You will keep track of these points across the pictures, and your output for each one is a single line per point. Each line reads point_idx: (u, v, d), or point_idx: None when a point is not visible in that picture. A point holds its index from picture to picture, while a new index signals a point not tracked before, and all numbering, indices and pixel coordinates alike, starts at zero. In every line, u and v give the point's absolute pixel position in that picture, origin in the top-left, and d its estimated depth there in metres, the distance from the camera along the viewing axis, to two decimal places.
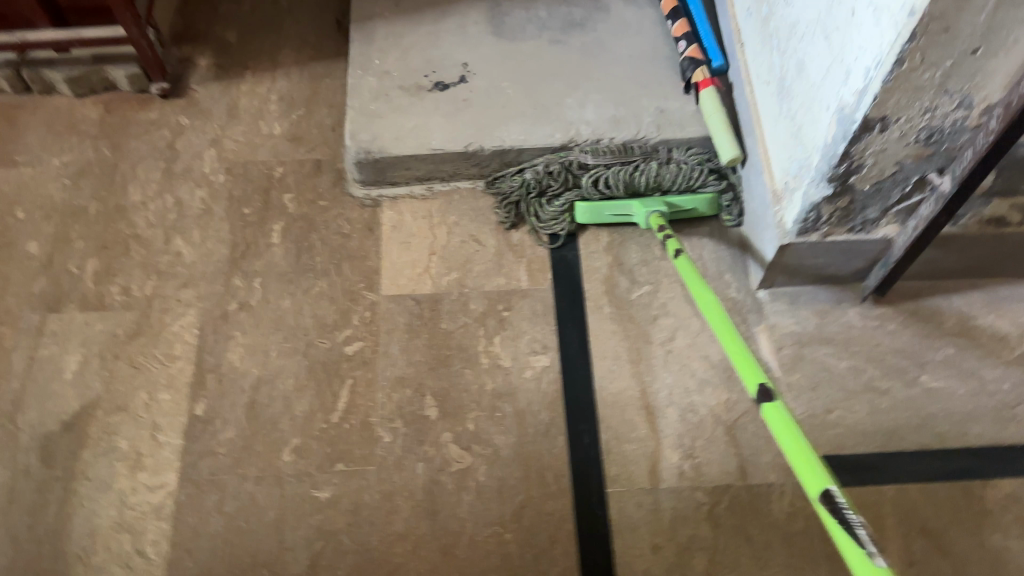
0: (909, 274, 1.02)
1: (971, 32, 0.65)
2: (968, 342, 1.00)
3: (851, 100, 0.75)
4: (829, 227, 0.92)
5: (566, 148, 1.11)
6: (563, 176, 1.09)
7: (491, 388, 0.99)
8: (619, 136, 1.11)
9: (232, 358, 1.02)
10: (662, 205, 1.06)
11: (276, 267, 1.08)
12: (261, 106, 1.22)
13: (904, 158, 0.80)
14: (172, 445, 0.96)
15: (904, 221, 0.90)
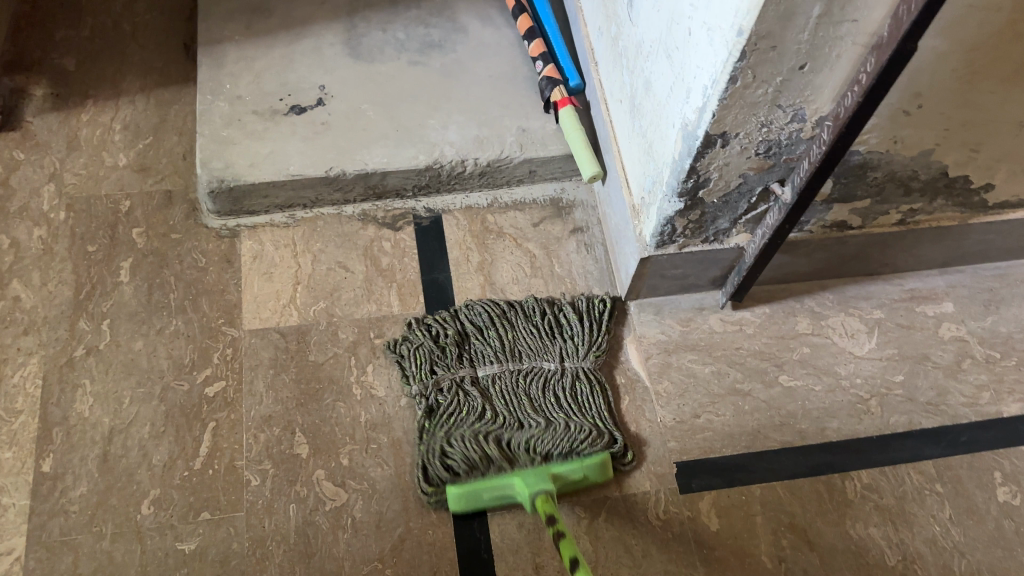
0: (765, 278, 1.07)
1: (797, 50, 0.68)
2: (822, 341, 1.05)
3: (693, 115, 0.78)
4: (684, 239, 0.95)
5: (431, 170, 1.10)
6: (446, 403, 0.96)
7: (365, 419, 0.96)
8: (516, 366, 0.99)
9: (81, 408, 0.95)
10: (547, 480, 0.88)
11: (126, 307, 1.02)
12: (105, 137, 1.15)
13: (746, 170, 0.84)
14: (16, 507, 0.89)
15: (754, 232, 0.94)
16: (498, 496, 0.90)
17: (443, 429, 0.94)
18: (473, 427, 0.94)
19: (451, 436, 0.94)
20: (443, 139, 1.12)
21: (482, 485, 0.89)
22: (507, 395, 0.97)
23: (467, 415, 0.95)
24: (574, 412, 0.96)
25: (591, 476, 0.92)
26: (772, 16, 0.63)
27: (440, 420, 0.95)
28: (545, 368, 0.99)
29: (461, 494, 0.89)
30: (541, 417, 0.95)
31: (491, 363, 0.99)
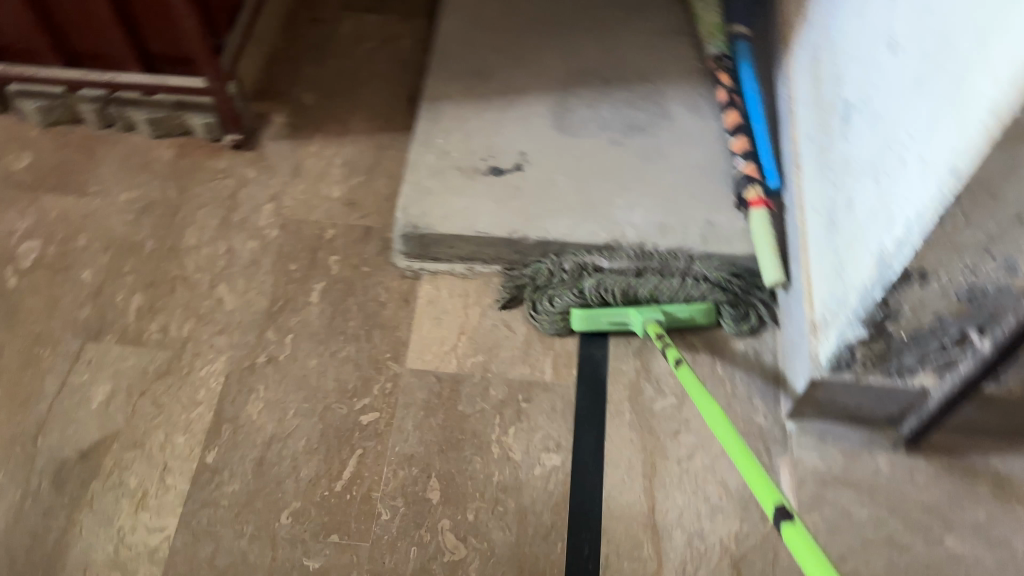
0: (948, 426, 0.98)
1: (1019, 201, 0.63)
2: (1004, 509, 0.94)
3: (891, 245, 0.74)
4: (861, 370, 0.89)
5: (609, 248, 1.12)
6: (579, 275, 1.10)
7: (498, 480, 0.98)
8: (647, 254, 1.11)
9: (251, 411, 1.03)
10: (659, 313, 1.05)
11: (309, 326, 1.10)
12: (325, 168, 1.26)
13: (940, 312, 0.78)
14: (177, 490, 0.97)
15: (942, 377, 0.86)
16: (613, 323, 1.07)
17: (577, 290, 1.08)
18: (602, 294, 1.08)
19: (583, 298, 1.08)
20: (628, 222, 1.13)
21: (604, 311, 1.06)
22: (636, 271, 1.10)
23: (598, 285, 1.08)
24: (699, 287, 1.09)
25: (698, 320, 1.08)
26: (995, 162, 0.59)
27: (573, 287, 1.09)
28: (675, 259, 1.11)
29: (583, 317, 1.07)
30: (667, 286, 1.08)
31: (626, 250, 1.11)
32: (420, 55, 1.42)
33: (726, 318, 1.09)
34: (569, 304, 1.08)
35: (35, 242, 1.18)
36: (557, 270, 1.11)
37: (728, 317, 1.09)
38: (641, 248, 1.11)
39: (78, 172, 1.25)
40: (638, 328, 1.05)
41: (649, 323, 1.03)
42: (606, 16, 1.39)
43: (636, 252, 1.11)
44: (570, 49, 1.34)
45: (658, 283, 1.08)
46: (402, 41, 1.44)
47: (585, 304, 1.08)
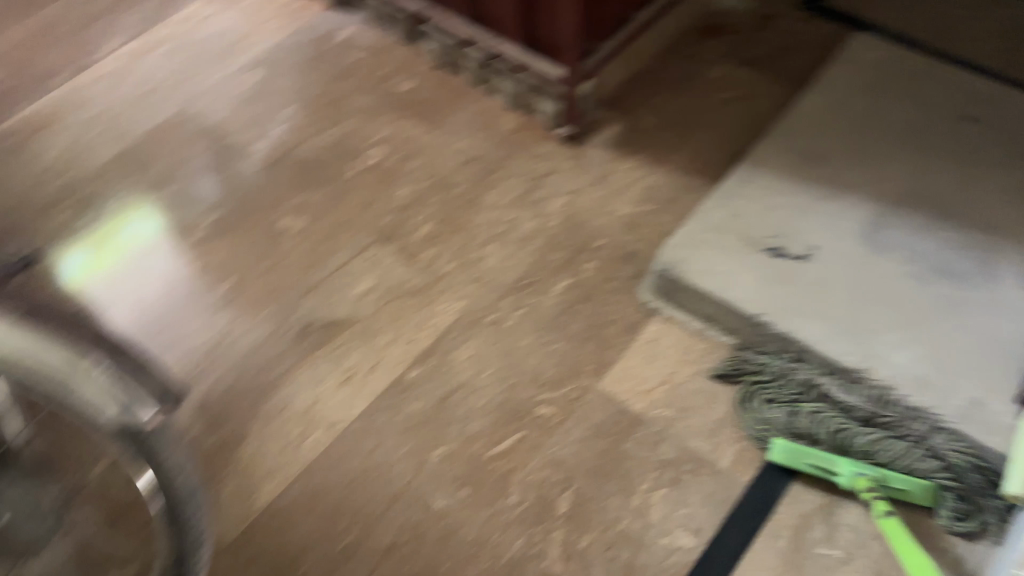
0: None
1: None
2: None
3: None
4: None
5: (853, 375, 1.04)
6: (801, 394, 1.04)
7: (624, 527, 0.98)
8: (884, 406, 1.02)
9: (459, 354, 1.15)
10: (872, 472, 0.97)
11: (541, 311, 1.18)
12: (628, 186, 1.29)
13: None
14: (375, 386, 1.13)
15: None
16: (816, 466, 0.99)
17: (790, 410, 1.03)
18: (814, 427, 1.02)
19: (792, 423, 1.02)
20: (883, 356, 1.05)
21: (811, 452, 0.99)
22: (863, 418, 1.02)
23: (815, 416, 1.02)
24: (928, 462, 0.97)
25: (912, 495, 0.96)
26: None
27: (787, 406, 1.04)
28: (915, 422, 1.00)
29: (785, 454, 1.00)
30: (890, 449, 0.99)
31: (864, 391, 1.03)
32: (774, 110, 1.38)
33: (945, 510, 0.96)
34: (776, 421, 1.03)
35: (380, 150, 1.38)
36: (783, 377, 1.06)
37: (947, 510, 0.95)
38: (884, 390, 1.02)
39: (439, 109, 1.43)
40: (845, 484, 0.97)
41: (860, 478, 0.97)
42: (979, 153, 1.26)
43: (876, 391, 1.03)
44: (923, 169, 1.24)
45: (880, 441, 0.99)
46: (762, 88, 1.41)
47: (792, 430, 1.02)
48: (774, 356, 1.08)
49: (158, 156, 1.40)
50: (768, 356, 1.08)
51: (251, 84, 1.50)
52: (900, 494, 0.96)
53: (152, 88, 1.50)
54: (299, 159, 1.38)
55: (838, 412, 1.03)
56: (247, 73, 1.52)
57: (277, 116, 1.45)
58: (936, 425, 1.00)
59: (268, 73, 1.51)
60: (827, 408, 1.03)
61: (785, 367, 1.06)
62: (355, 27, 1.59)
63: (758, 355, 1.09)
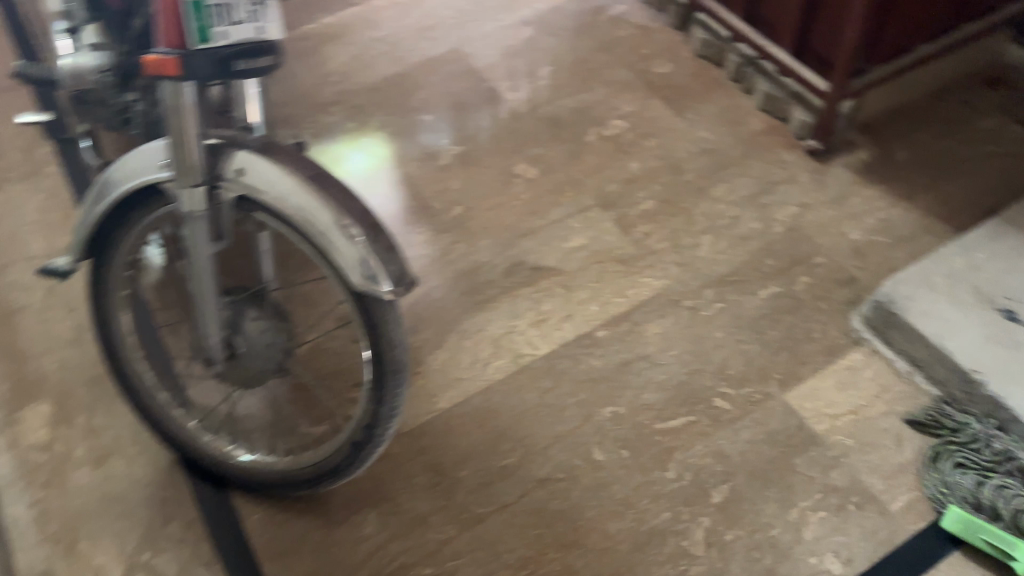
0: None
1: None
2: None
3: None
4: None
5: None
6: (994, 465, 0.98)
7: (774, 534, 0.98)
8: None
9: (650, 328, 1.19)
10: None
11: (740, 310, 1.18)
12: (863, 213, 1.26)
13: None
14: (565, 334, 1.20)
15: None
16: (993, 542, 0.93)
17: (977, 480, 0.98)
18: (999, 503, 0.95)
19: (975, 492, 0.97)
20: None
21: (987, 526, 0.94)
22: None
23: (1002, 490, 0.96)
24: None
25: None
26: None
27: (974, 474, 0.98)
28: None
29: (959, 521, 0.95)
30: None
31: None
32: None
33: None
34: (957, 486, 0.98)
35: (623, 123, 1.43)
36: (979, 445, 1.00)
37: None
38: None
39: (690, 97, 1.46)
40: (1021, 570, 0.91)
41: None
42: None
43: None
44: None
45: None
46: None
47: (974, 501, 0.97)
48: (977, 419, 1.02)
49: (424, 83, 1.53)
50: (971, 417, 1.03)
51: (519, 38, 1.60)
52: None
53: (433, 25, 1.64)
54: (546, 115, 1.46)
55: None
56: (519, 28, 1.62)
57: (536, 72, 1.53)
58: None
59: (537, 32, 1.60)
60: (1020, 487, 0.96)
61: (984, 434, 1.01)
62: (628, 6, 1.64)
63: (961, 414, 1.03)
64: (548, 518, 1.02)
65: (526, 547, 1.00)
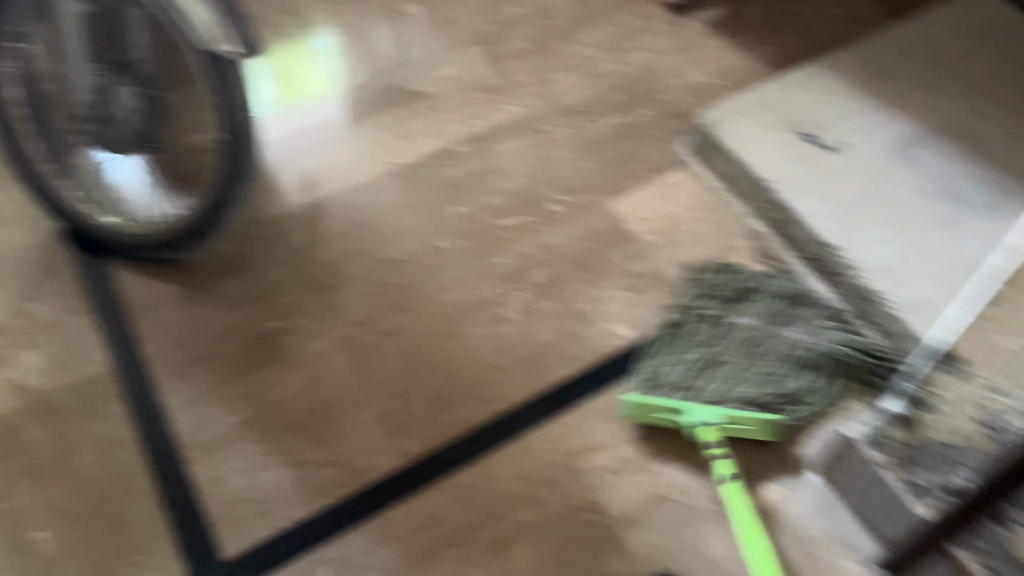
0: None
1: None
2: None
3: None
4: (920, 405, 0.80)
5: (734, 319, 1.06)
6: (696, 330, 1.06)
7: (580, 309, 1.12)
8: (775, 333, 1.04)
9: (502, 144, 1.29)
10: (722, 415, 0.95)
11: (584, 132, 1.29)
12: (707, 60, 1.39)
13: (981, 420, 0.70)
14: (425, 144, 1.29)
15: (980, 546, 0.74)
16: (667, 415, 0.97)
17: (683, 362, 1.02)
18: (705, 370, 1.01)
19: (682, 372, 1.01)
20: (768, 283, 1.09)
21: (657, 400, 0.96)
22: (750, 341, 1.04)
23: (707, 359, 1.02)
24: (806, 387, 0.99)
25: (763, 434, 0.96)
26: None
27: (684, 353, 1.03)
28: (780, 345, 1.03)
29: (639, 403, 0.96)
30: (764, 377, 0.99)
31: (756, 318, 1.06)
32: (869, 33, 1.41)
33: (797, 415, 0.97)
34: (670, 371, 1.01)
35: None
36: (688, 326, 1.06)
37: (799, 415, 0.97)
38: (772, 318, 1.06)
39: None
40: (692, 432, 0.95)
41: (706, 429, 0.95)
42: None
43: (767, 309, 1.07)
44: (991, 103, 1.22)
45: (761, 366, 1.00)
46: (870, 15, 1.45)
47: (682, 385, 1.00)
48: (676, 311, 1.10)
49: None
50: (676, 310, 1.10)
51: None
52: (747, 435, 0.96)
53: None
54: None
55: (730, 346, 1.03)
56: None
57: None
58: (816, 336, 1.03)
59: None
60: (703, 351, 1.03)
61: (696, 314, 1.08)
62: None
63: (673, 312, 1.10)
64: (387, 289, 1.14)
65: (365, 309, 1.12)
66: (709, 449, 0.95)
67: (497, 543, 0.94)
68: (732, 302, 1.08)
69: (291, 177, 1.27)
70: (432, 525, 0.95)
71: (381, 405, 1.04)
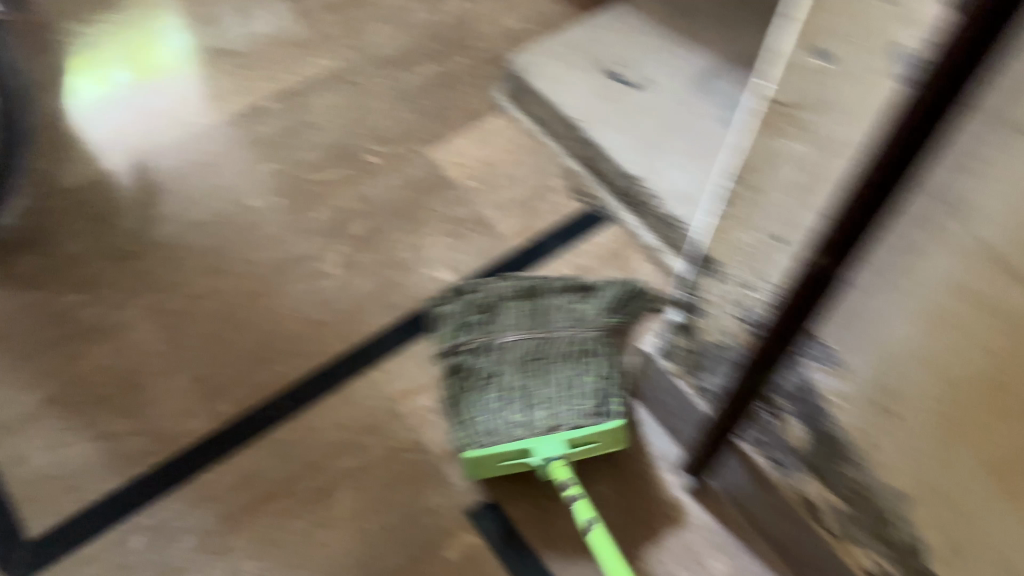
0: (734, 491, 0.91)
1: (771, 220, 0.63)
2: None
3: (770, 139, 0.59)
4: (695, 312, 0.81)
5: (507, 330, 0.98)
6: (476, 361, 0.96)
7: (399, 256, 1.12)
8: (547, 328, 0.98)
9: (316, 100, 1.28)
10: (559, 443, 0.86)
11: (399, 84, 1.30)
12: (520, 7, 1.41)
13: (740, 320, 0.74)
14: (235, 105, 1.27)
15: (758, 436, 0.81)
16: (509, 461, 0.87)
17: (496, 404, 0.91)
18: (518, 401, 0.91)
19: (499, 413, 0.90)
20: (501, 286, 1.03)
21: (493, 451, 0.86)
22: (534, 349, 0.96)
23: (506, 386, 0.93)
24: (603, 368, 0.95)
25: (607, 442, 0.89)
26: (762, 148, 0.60)
27: (486, 393, 0.92)
28: (561, 338, 0.97)
29: (475, 457, 0.86)
30: (570, 381, 0.93)
31: (513, 322, 0.99)
32: None
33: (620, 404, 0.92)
34: (488, 416, 0.90)
35: None
36: (458, 364, 0.96)
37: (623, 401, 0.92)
38: (526, 315, 1.00)
39: None
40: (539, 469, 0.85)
41: (552, 463, 0.86)
42: None
43: (527, 309, 1.01)
44: None
45: (557, 371, 0.94)
46: None
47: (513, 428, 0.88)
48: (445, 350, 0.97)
49: None
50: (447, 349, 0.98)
51: None
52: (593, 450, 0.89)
53: None
54: None
55: (513, 363, 0.95)
56: None
57: None
58: (573, 314, 1.01)
59: None
60: (504, 381, 0.93)
61: (457, 346, 0.97)
62: None
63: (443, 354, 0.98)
64: (199, 253, 1.11)
65: (176, 275, 1.09)
66: (566, 491, 0.84)
67: (319, 493, 0.93)
68: (481, 318, 1.00)
69: (120, 154, 1.21)
70: (251, 482, 0.94)
71: (194, 369, 1.02)
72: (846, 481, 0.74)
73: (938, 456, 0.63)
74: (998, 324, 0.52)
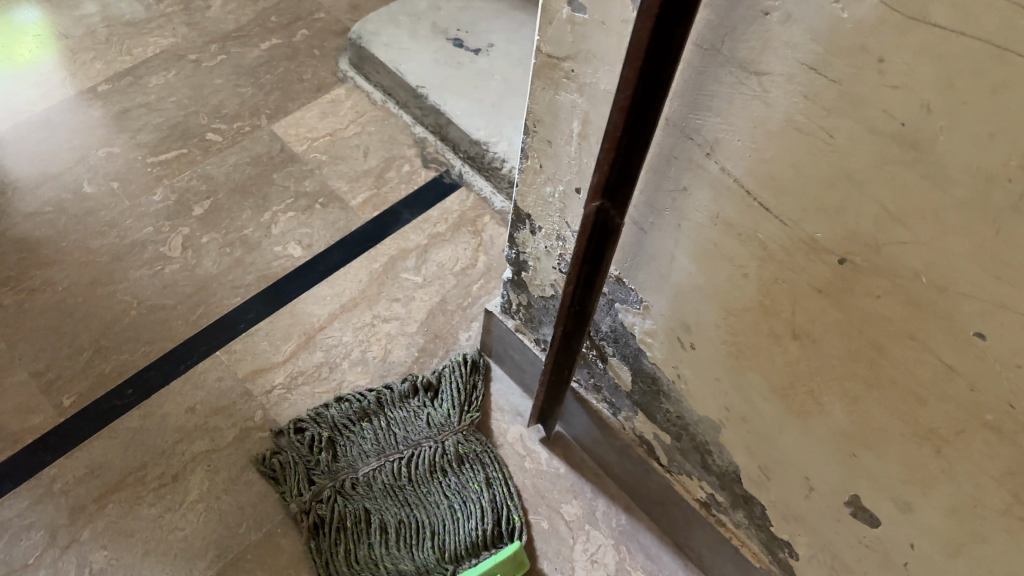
0: (583, 437, 0.94)
1: (567, 163, 0.66)
2: (566, 533, 0.91)
3: (549, 89, 0.62)
4: (520, 269, 0.84)
5: (366, 463, 0.92)
6: (338, 502, 0.89)
7: (247, 234, 1.11)
8: (407, 453, 0.92)
9: (153, 80, 1.25)
10: None
11: (239, 61, 1.28)
12: None
13: (559, 271, 0.78)
14: (66, 89, 1.23)
15: (592, 380, 0.85)
16: None
17: (376, 557, 0.86)
18: (404, 545, 0.87)
19: (381, 565, 0.85)
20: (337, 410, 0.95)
21: None
22: (399, 479, 0.91)
23: (384, 530, 0.88)
24: (476, 483, 0.91)
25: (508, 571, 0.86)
26: (545, 97, 0.63)
27: (365, 543, 0.87)
28: (426, 458, 0.92)
29: None
30: (446, 510, 0.89)
31: (367, 453, 0.93)
32: None
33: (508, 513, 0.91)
34: (377, 569, 0.85)
35: None
36: (317, 513, 0.88)
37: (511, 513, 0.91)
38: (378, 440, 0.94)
39: None
40: None
41: None
42: None
43: (379, 428, 0.95)
44: None
45: (430, 501, 0.90)
46: None
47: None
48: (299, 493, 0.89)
49: None
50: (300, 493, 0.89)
51: None
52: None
53: None
54: None
55: (382, 501, 0.89)
56: None
57: None
58: (425, 424, 0.95)
59: None
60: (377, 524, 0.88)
61: (311, 497, 0.89)
62: None
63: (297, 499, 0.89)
64: (32, 246, 1.07)
65: (7, 269, 1.05)
66: None
67: (170, 478, 0.91)
68: (327, 456, 0.92)
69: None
70: (96, 473, 0.91)
71: (32, 363, 0.98)
72: (668, 418, 0.78)
73: (733, 384, 0.67)
74: (755, 253, 0.56)
